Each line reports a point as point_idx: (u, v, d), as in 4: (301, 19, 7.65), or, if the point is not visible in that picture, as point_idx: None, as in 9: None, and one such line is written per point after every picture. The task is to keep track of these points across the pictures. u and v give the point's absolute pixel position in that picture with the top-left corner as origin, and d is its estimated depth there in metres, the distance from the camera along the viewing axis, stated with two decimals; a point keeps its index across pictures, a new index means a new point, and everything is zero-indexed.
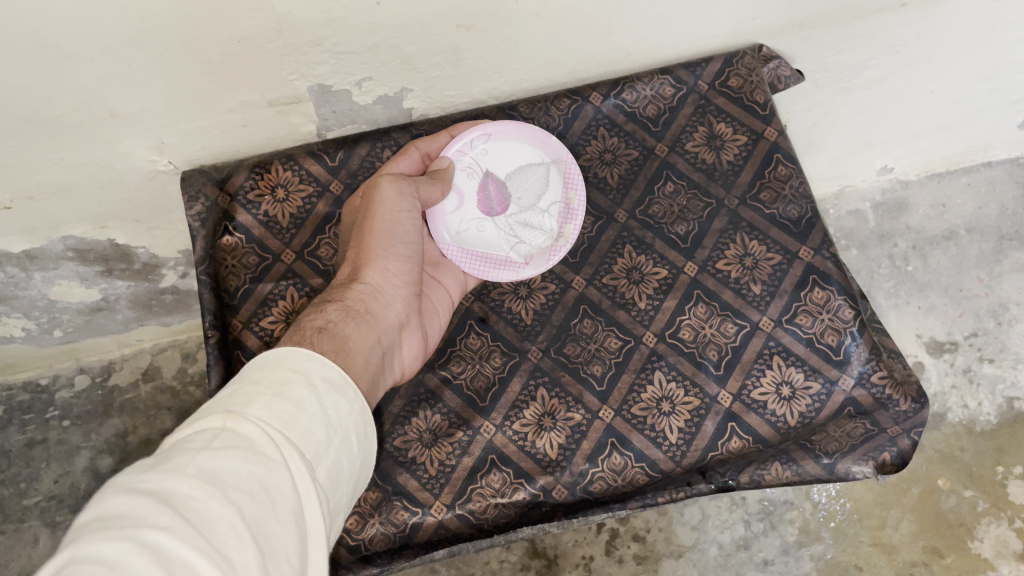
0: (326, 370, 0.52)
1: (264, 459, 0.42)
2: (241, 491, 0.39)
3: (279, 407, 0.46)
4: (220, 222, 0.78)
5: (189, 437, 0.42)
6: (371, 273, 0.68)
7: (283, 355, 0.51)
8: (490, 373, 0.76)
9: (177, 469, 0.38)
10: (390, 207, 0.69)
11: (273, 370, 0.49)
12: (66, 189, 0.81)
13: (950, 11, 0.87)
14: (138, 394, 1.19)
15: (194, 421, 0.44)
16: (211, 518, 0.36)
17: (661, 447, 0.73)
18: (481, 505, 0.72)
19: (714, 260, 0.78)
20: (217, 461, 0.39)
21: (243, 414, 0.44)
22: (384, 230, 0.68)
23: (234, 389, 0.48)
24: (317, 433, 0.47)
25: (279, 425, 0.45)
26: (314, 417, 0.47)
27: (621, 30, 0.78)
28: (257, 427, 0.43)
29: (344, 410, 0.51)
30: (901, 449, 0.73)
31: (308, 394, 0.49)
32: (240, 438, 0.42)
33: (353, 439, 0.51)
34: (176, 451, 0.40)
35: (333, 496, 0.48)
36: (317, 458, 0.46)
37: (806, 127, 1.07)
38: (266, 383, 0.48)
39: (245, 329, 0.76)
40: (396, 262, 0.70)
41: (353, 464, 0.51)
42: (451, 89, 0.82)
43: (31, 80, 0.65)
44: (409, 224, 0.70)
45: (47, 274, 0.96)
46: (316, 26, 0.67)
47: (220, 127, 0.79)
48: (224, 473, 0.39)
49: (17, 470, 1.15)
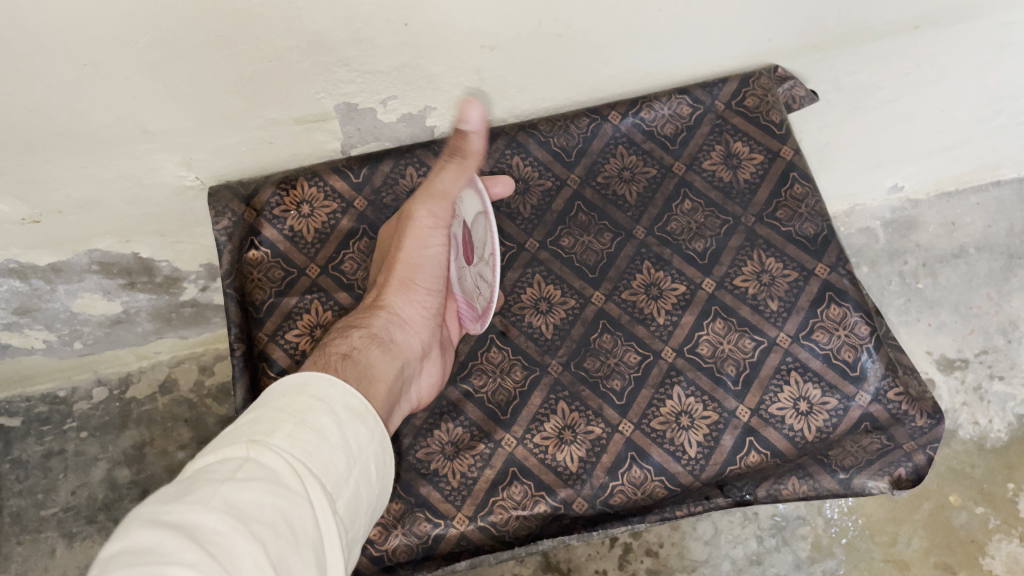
0: (348, 398, 0.54)
1: (287, 490, 0.44)
2: (264, 525, 0.41)
3: (302, 436, 0.48)
4: (246, 236, 0.79)
5: (216, 466, 0.44)
6: (397, 302, 0.73)
7: (306, 380, 0.54)
8: (511, 387, 0.77)
9: (202, 502, 0.40)
10: (421, 239, 0.75)
11: (297, 397, 0.52)
12: (95, 204, 0.83)
13: (960, 34, 0.89)
14: (156, 406, 1.20)
15: (220, 447, 0.46)
16: (233, 554, 0.38)
17: (680, 461, 0.74)
18: (502, 517, 0.72)
19: (732, 277, 0.80)
20: (242, 493, 0.42)
21: (267, 444, 0.47)
22: (411, 259, 0.74)
23: (258, 417, 0.50)
24: (338, 463, 0.49)
25: (302, 456, 0.47)
26: (335, 447, 0.50)
27: (639, 51, 0.80)
28: (280, 458, 0.46)
29: (364, 437, 0.54)
30: (916, 465, 0.74)
31: (330, 422, 0.51)
32: (263, 468, 0.45)
33: (373, 467, 0.54)
34: (202, 481, 0.42)
35: (351, 525, 0.50)
36: (336, 489, 0.49)
37: (818, 146, 1.09)
38: (288, 412, 0.50)
39: (271, 341, 0.77)
40: (421, 292, 0.75)
41: (371, 491, 0.53)
42: (473, 108, 0.84)
43: (67, 97, 0.67)
44: (434, 256, 0.76)
45: (70, 288, 0.98)
46: (344, 46, 0.69)
47: (247, 144, 0.81)
48: (248, 507, 0.41)
49: (34, 481, 1.16)
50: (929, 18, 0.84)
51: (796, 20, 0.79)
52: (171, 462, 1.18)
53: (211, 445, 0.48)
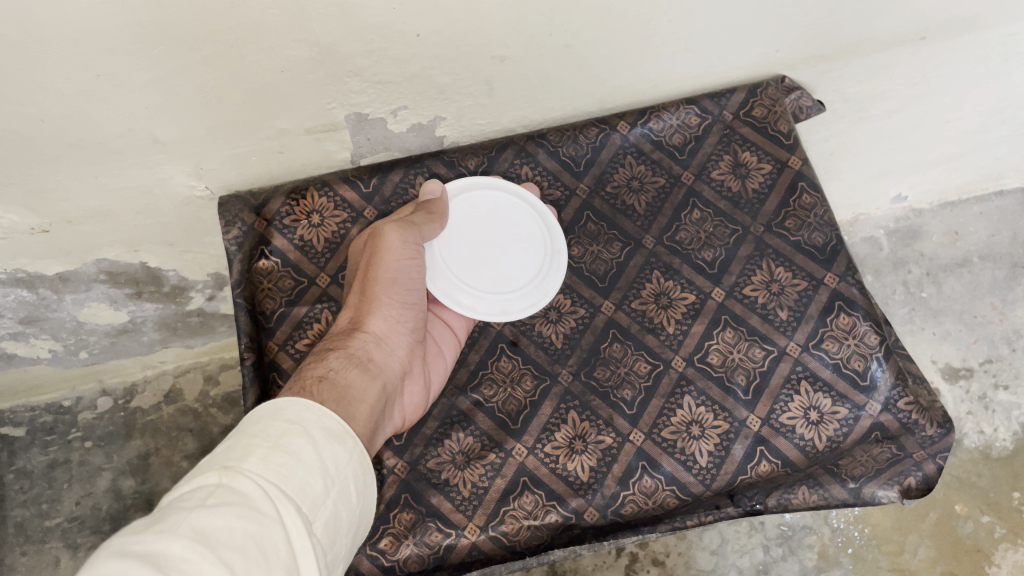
0: (325, 420, 0.55)
1: (259, 514, 0.44)
2: (233, 550, 0.40)
3: (275, 460, 0.49)
4: (257, 245, 0.79)
5: (186, 494, 0.44)
6: (376, 322, 0.70)
7: (280, 406, 0.55)
8: (521, 396, 0.77)
9: (170, 529, 0.40)
10: (397, 257, 0.70)
11: (271, 423, 0.52)
12: (104, 213, 0.83)
13: (966, 45, 0.89)
14: (161, 416, 1.20)
15: (193, 475, 0.47)
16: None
17: (691, 471, 0.74)
18: (514, 527, 0.72)
19: (741, 286, 0.80)
20: (211, 518, 0.41)
21: (239, 470, 0.47)
22: (388, 278, 0.70)
23: (232, 444, 0.50)
24: (313, 485, 0.50)
25: (274, 479, 0.48)
26: (309, 470, 0.50)
27: (648, 62, 0.80)
28: (252, 483, 0.46)
29: (340, 459, 0.54)
30: (925, 475, 0.75)
31: (305, 446, 0.52)
32: (235, 493, 0.45)
33: (350, 489, 0.54)
34: (171, 508, 0.42)
35: (330, 548, 0.50)
36: (311, 511, 0.49)
37: (823, 156, 1.09)
38: (263, 436, 0.51)
39: (281, 351, 0.77)
40: (401, 309, 0.72)
41: (349, 513, 0.53)
42: (482, 118, 0.84)
43: (80, 108, 0.67)
44: (413, 270, 0.72)
45: (77, 297, 0.98)
46: (357, 56, 0.69)
47: (257, 154, 0.81)
48: (217, 532, 0.41)
49: (39, 491, 1.15)
50: (935, 28, 0.84)
51: (805, 31, 0.79)
52: (176, 471, 1.17)
53: (185, 474, 0.48)
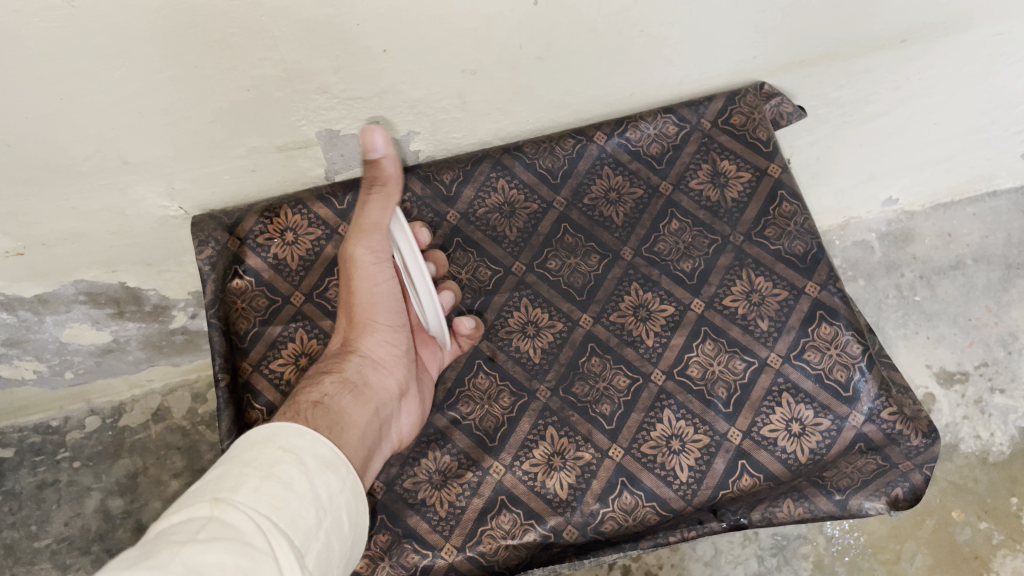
0: (318, 448, 0.55)
1: (251, 548, 0.43)
2: None
3: (267, 490, 0.48)
4: (231, 265, 0.79)
5: (177, 528, 0.44)
6: (365, 345, 0.73)
7: (274, 432, 0.54)
8: (499, 413, 0.76)
9: (162, 566, 0.39)
10: (373, 282, 0.72)
11: (263, 450, 0.52)
12: (79, 235, 0.82)
13: (949, 46, 0.88)
14: (149, 434, 1.20)
15: (183, 507, 0.46)
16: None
17: (671, 486, 0.73)
18: (491, 547, 0.71)
19: (721, 296, 0.79)
20: (202, 554, 0.41)
21: (231, 501, 0.46)
22: (367, 301, 0.73)
23: (224, 472, 0.50)
24: (306, 517, 0.49)
25: (267, 510, 0.47)
26: (303, 501, 0.50)
27: (623, 72, 0.79)
28: (245, 516, 0.45)
29: (334, 488, 0.54)
30: (913, 484, 0.73)
31: (298, 474, 0.51)
32: (226, 527, 0.44)
33: (344, 519, 0.53)
34: (162, 544, 0.42)
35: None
36: (304, 544, 0.48)
37: (810, 160, 1.08)
38: (256, 465, 0.50)
39: (255, 371, 0.76)
40: (385, 330, 0.74)
41: (343, 543, 0.53)
42: (457, 132, 0.83)
43: (46, 132, 0.67)
44: (387, 290, 0.74)
45: (58, 318, 0.97)
46: (324, 73, 0.68)
47: (230, 173, 0.80)
48: (208, 568, 0.40)
49: (28, 513, 1.15)
50: (916, 31, 0.83)
51: (781, 36, 0.78)
52: (164, 490, 1.17)
53: (175, 505, 0.48)
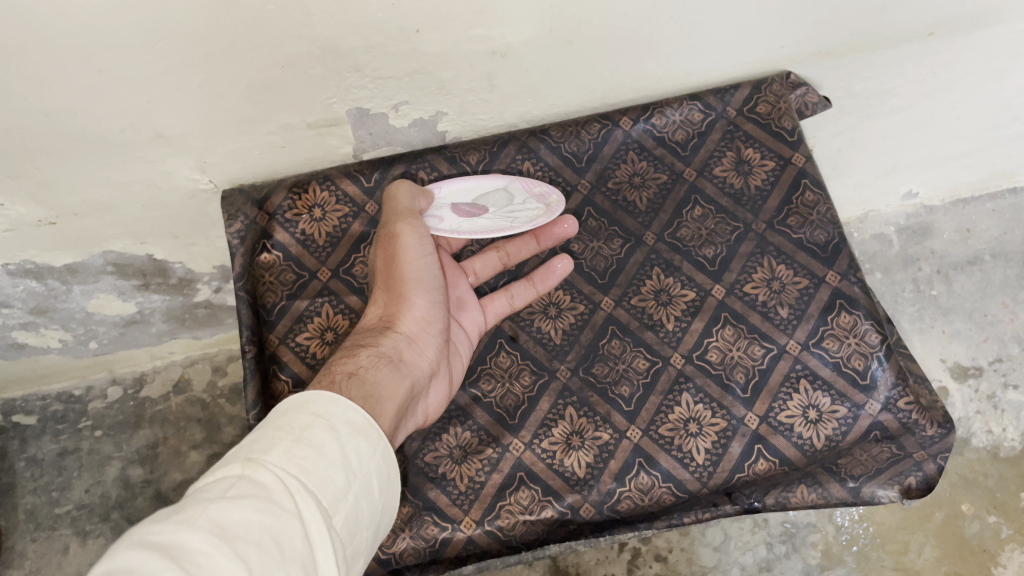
0: (350, 414, 0.56)
1: (277, 507, 0.45)
2: (249, 544, 0.42)
3: (298, 453, 0.50)
4: (259, 239, 0.80)
5: (208, 486, 0.46)
6: (404, 322, 0.72)
7: (307, 398, 0.56)
8: (519, 392, 0.77)
9: (190, 522, 0.41)
10: (417, 256, 0.72)
11: (297, 415, 0.53)
12: (110, 206, 0.84)
13: (976, 40, 0.88)
14: (169, 405, 1.22)
15: (218, 467, 0.48)
16: (216, 572, 0.39)
17: (688, 468, 0.74)
18: (509, 522, 0.73)
19: (742, 283, 0.79)
20: (229, 511, 0.43)
21: (262, 462, 0.48)
22: (414, 278, 0.72)
23: (258, 436, 0.52)
24: (336, 480, 0.50)
25: (297, 472, 0.49)
26: (333, 464, 0.51)
27: (651, 58, 0.80)
28: (273, 476, 0.47)
29: (365, 453, 0.55)
30: (926, 475, 0.74)
31: (329, 439, 0.52)
32: (256, 486, 0.46)
33: (374, 482, 0.55)
34: (193, 500, 0.44)
35: (350, 542, 0.51)
36: (332, 505, 0.50)
37: (832, 152, 1.08)
38: (287, 429, 0.52)
39: (282, 343, 0.77)
40: (426, 309, 0.73)
41: (373, 506, 0.54)
42: (484, 113, 0.84)
43: (83, 103, 0.68)
44: (433, 268, 0.74)
45: (86, 288, 0.99)
46: (357, 51, 0.69)
47: (260, 148, 0.81)
48: (233, 525, 0.42)
49: (49, 479, 1.17)
50: (944, 24, 0.83)
51: (810, 26, 0.79)
52: (183, 461, 1.19)
53: (212, 464, 0.50)
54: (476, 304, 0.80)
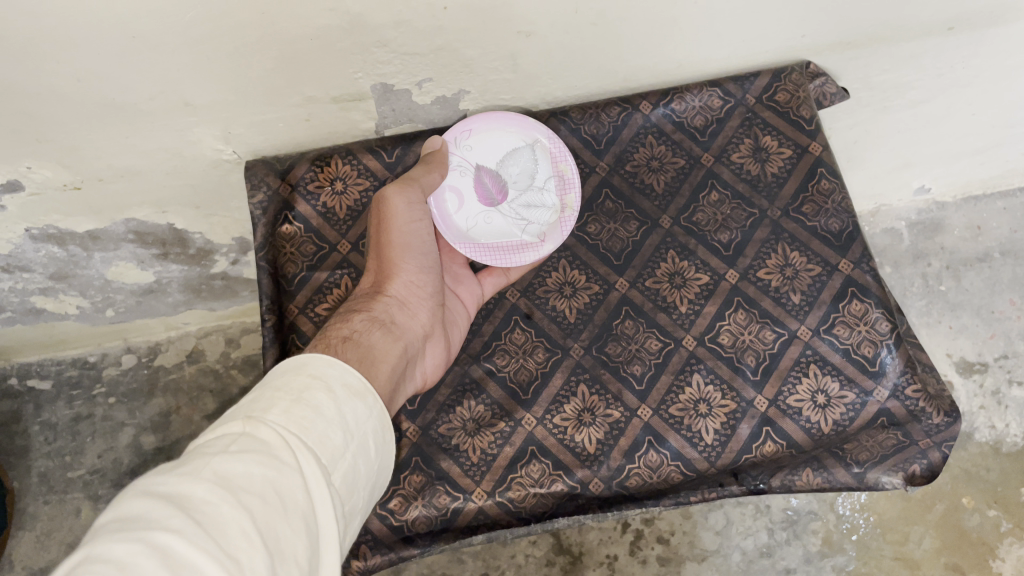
0: (346, 376, 0.56)
1: (278, 461, 0.45)
2: (253, 495, 0.42)
3: (297, 413, 0.50)
4: (281, 211, 0.82)
5: (209, 442, 0.46)
6: (394, 286, 0.73)
7: (304, 360, 0.56)
8: (533, 367, 0.79)
9: (194, 473, 0.41)
10: (404, 221, 0.72)
11: (294, 376, 0.53)
12: (135, 173, 0.85)
13: (996, 36, 0.89)
14: (183, 375, 1.23)
15: (218, 425, 0.48)
16: (222, 522, 0.39)
17: (696, 447, 0.75)
18: (520, 494, 0.74)
19: (756, 269, 0.80)
20: (232, 464, 0.43)
21: (262, 420, 0.48)
22: (401, 243, 0.73)
23: (257, 395, 0.52)
24: (333, 439, 0.51)
25: (297, 430, 0.49)
26: (331, 424, 0.51)
27: (673, 42, 0.81)
28: (274, 432, 0.47)
29: (360, 415, 0.55)
30: (931, 462, 0.75)
31: (327, 400, 0.53)
32: (257, 442, 0.46)
33: (370, 444, 0.55)
34: (195, 454, 0.44)
35: (347, 499, 0.51)
36: (330, 463, 0.50)
37: (847, 144, 1.09)
38: (286, 390, 0.52)
39: (301, 314, 0.79)
40: (415, 273, 0.74)
41: (369, 466, 0.54)
42: (506, 93, 0.85)
43: (114, 68, 0.69)
44: (421, 233, 0.75)
45: (106, 255, 1.00)
46: (385, 27, 0.70)
47: (284, 121, 0.83)
48: (238, 477, 0.42)
49: (63, 443, 1.19)
50: (964, 19, 0.84)
51: (832, 16, 0.79)
52: (195, 430, 1.20)
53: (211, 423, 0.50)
54: (472, 277, 0.82)
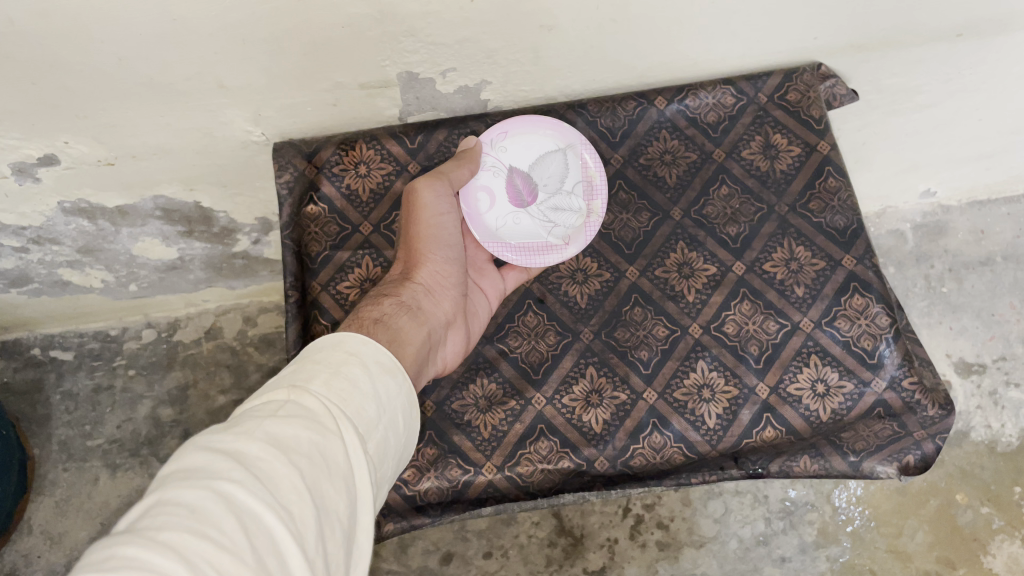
0: (380, 354, 0.58)
1: (322, 427, 0.48)
2: (302, 455, 0.44)
3: (336, 385, 0.52)
4: (306, 191, 0.85)
5: (258, 407, 0.48)
6: (421, 274, 0.76)
7: (341, 338, 0.58)
8: (544, 349, 0.82)
9: (248, 433, 0.44)
10: (431, 213, 0.76)
11: (331, 352, 0.56)
12: (166, 151, 0.88)
13: (1003, 44, 0.91)
14: (201, 350, 1.27)
15: (263, 392, 0.50)
16: (274, 476, 0.42)
17: (698, 431, 0.78)
18: (528, 469, 0.78)
19: (762, 261, 0.83)
20: (281, 426, 0.45)
21: (306, 389, 0.50)
22: (430, 235, 0.76)
23: (298, 367, 0.54)
24: (368, 411, 0.53)
25: (337, 401, 0.51)
26: (366, 397, 0.53)
27: (690, 40, 0.83)
28: (318, 401, 0.49)
29: (393, 391, 0.57)
30: (925, 453, 0.78)
31: (362, 374, 0.55)
32: (302, 408, 0.48)
33: (400, 418, 0.57)
34: (247, 417, 0.47)
35: (379, 467, 0.53)
36: (366, 432, 0.52)
37: (855, 145, 1.12)
38: (325, 363, 0.54)
39: (323, 291, 0.82)
40: (441, 264, 0.78)
41: (399, 439, 0.57)
42: (526, 85, 0.89)
43: (154, 49, 0.72)
44: (448, 226, 0.78)
45: (133, 231, 1.04)
46: (414, 17, 0.73)
47: (312, 104, 0.86)
48: (288, 438, 0.45)
49: (84, 412, 1.23)
50: (972, 26, 0.87)
51: (844, 20, 0.82)
52: (212, 404, 1.24)
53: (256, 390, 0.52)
54: (495, 271, 0.84)
